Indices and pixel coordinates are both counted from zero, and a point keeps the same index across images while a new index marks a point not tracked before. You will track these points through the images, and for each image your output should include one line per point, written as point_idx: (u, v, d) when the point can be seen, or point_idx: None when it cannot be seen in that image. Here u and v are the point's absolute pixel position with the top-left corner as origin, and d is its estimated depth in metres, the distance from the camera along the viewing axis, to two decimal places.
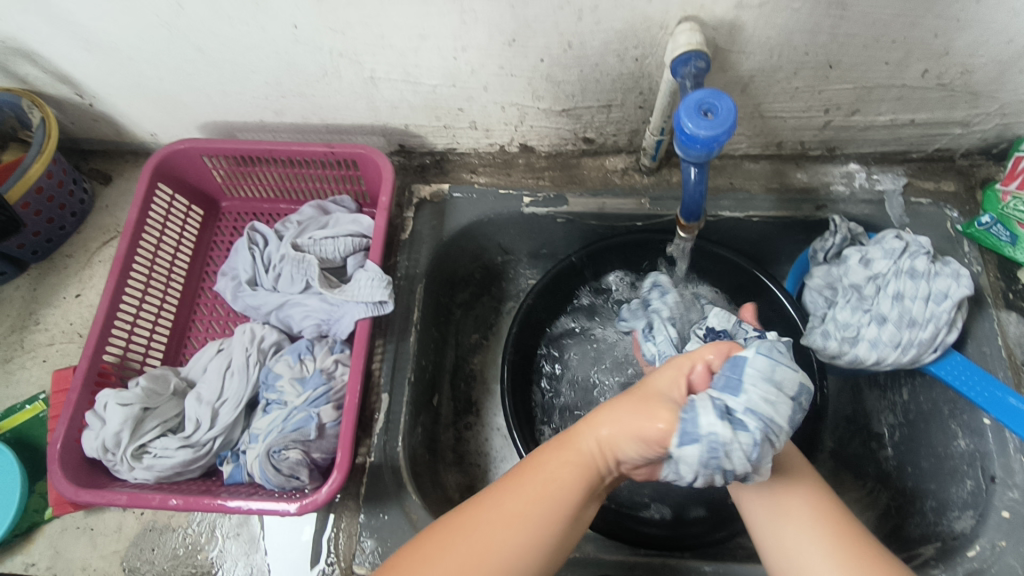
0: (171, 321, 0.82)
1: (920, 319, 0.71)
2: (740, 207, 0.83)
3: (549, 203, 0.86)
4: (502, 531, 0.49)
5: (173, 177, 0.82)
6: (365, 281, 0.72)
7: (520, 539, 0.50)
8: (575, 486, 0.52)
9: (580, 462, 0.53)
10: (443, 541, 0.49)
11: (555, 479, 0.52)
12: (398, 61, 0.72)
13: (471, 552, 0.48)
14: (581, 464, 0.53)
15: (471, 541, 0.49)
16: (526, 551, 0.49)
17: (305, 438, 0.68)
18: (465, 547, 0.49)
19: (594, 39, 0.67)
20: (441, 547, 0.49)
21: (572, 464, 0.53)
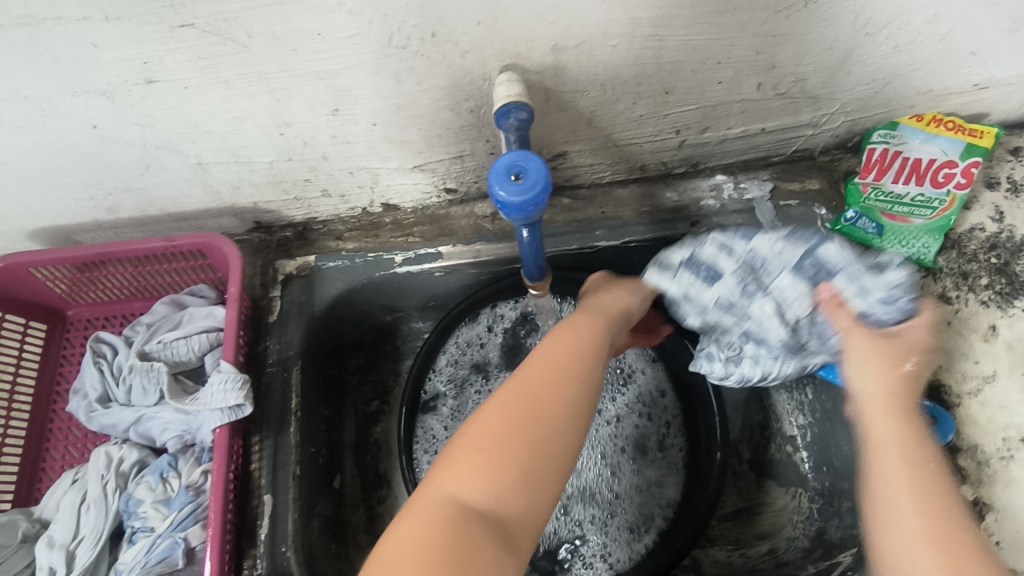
0: (19, 456, 0.74)
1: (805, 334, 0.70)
2: (615, 235, 0.82)
3: (420, 260, 0.83)
4: (537, 388, 0.54)
5: (0, 297, 0.74)
6: (218, 384, 0.66)
7: (559, 392, 0.54)
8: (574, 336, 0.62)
9: (579, 332, 0.62)
10: (493, 415, 0.51)
11: (561, 348, 0.59)
12: (221, 145, 0.67)
13: (517, 413, 0.51)
14: (585, 334, 0.62)
15: (512, 402, 0.52)
16: (567, 427, 0.52)
17: (172, 569, 0.62)
18: (505, 411, 0.51)
19: (421, 98, 0.64)
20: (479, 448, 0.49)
21: (579, 335, 0.62)
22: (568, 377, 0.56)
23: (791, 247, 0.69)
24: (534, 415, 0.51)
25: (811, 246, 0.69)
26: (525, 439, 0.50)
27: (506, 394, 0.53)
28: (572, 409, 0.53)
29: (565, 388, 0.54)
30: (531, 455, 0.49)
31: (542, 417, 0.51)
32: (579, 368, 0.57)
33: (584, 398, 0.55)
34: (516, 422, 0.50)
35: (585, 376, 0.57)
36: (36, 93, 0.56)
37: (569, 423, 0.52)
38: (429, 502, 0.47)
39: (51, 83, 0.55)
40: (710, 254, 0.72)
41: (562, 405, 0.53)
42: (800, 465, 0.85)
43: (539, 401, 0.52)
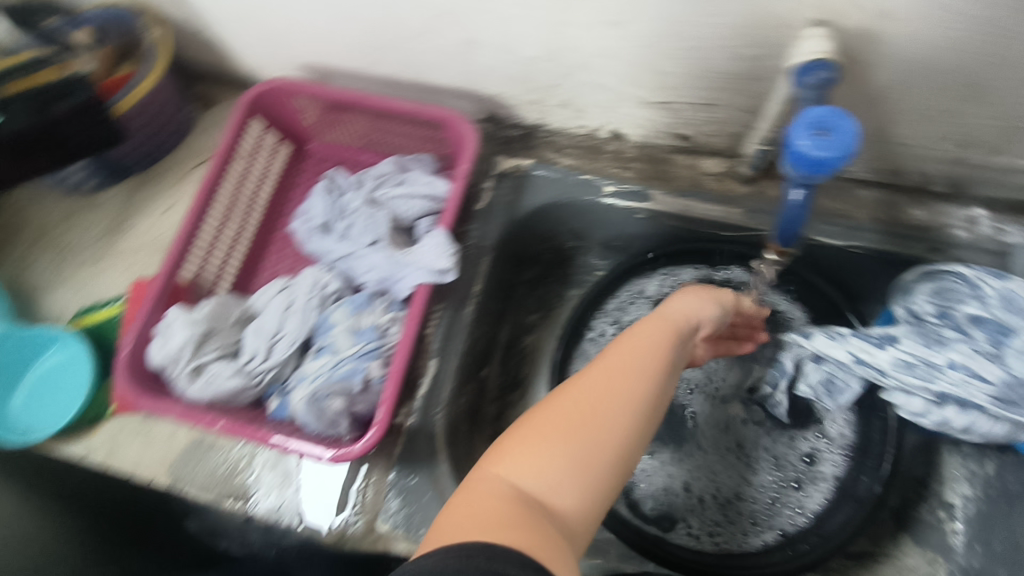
0: (246, 251, 0.85)
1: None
2: (846, 236, 0.76)
3: (630, 197, 0.82)
4: (594, 379, 0.49)
5: (268, 113, 0.84)
6: (432, 246, 0.71)
7: (628, 386, 0.48)
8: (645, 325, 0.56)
9: (653, 324, 0.56)
10: (550, 414, 0.48)
11: (626, 345, 0.52)
12: (498, 28, 0.69)
13: (569, 411, 0.47)
14: (658, 329, 0.56)
15: (574, 403, 0.48)
16: (634, 433, 0.47)
17: (349, 391, 0.69)
18: (559, 409, 0.47)
19: (710, 32, 0.62)
20: (545, 440, 0.46)
21: (656, 331, 0.55)
22: (639, 368, 0.50)
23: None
24: (585, 411, 0.46)
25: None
26: (580, 437, 0.45)
27: (562, 395, 0.48)
28: (636, 398, 0.48)
29: (641, 378, 0.49)
30: (585, 445, 0.45)
31: (599, 412, 0.46)
32: (646, 360, 0.51)
33: (657, 389, 0.50)
34: (569, 420, 0.46)
35: (664, 368, 0.51)
36: None
37: (632, 412, 0.47)
38: (497, 492, 0.44)
39: None
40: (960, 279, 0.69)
41: (620, 404, 0.47)
42: (947, 536, 0.80)
43: (589, 395, 0.47)
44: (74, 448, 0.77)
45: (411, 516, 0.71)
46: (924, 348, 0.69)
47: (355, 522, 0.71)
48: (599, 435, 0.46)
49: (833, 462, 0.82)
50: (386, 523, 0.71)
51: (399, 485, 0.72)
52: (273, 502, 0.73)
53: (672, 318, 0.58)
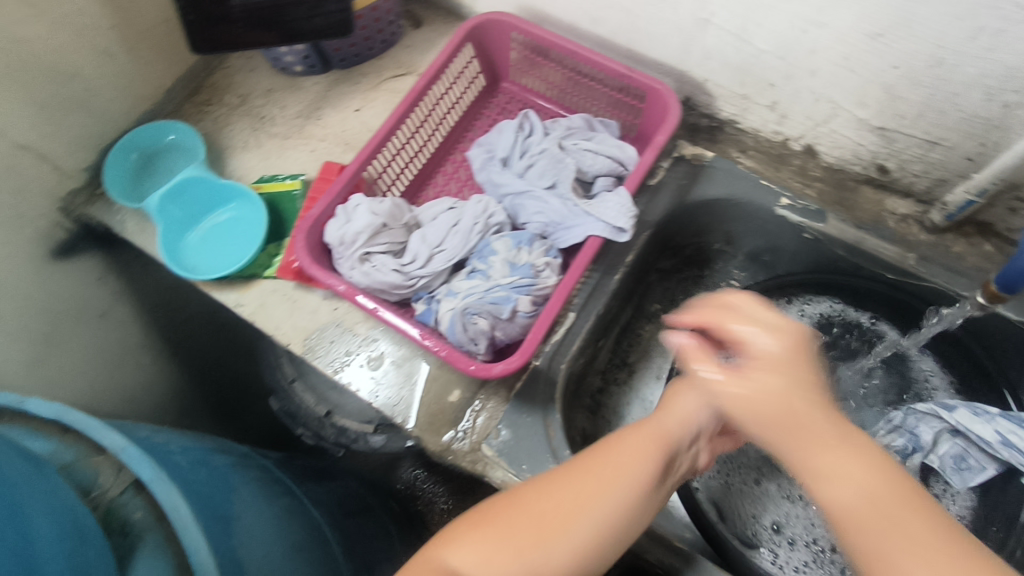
0: (421, 165, 0.88)
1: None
2: (1021, 310, 0.73)
3: (808, 215, 0.82)
4: (840, 449, 0.47)
5: (480, 42, 0.88)
6: (614, 204, 0.73)
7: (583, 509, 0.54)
8: (734, 335, 0.54)
9: (644, 436, 0.59)
10: (528, 506, 0.55)
11: (754, 360, 0.52)
12: (744, 13, 0.69)
13: (852, 513, 0.45)
14: (648, 441, 0.59)
15: (538, 509, 0.54)
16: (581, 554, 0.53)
17: (497, 315, 0.72)
18: (820, 494, 0.46)
19: (971, 66, 0.60)
20: (499, 531, 0.53)
21: (650, 442, 0.59)
22: (801, 395, 0.49)
23: None
24: (885, 522, 0.44)
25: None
26: (893, 550, 0.43)
27: (780, 448, 0.49)
28: (898, 486, 0.45)
29: (828, 443, 0.47)
30: (922, 567, 0.42)
31: (887, 514, 0.44)
32: (800, 387, 0.49)
33: (869, 450, 0.47)
34: (848, 519, 0.45)
35: (822, 414, 0.48)
36: None
37: (916, 509, 0.44)
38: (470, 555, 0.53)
39: None
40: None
41: (851, 483, 0.46)
42: None
43: (846, 475, 0.46)
44: (227, 297, 0.83)
45: (516, 449, 0.73)
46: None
47: (462, 439, 0.74)
48: (889, 538, 0.43)
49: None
50: (490, 448, 0.74)
51: (511, 418, 0.75)
52: (393, 397, 0.77)
53: (669, 426, 0.60)
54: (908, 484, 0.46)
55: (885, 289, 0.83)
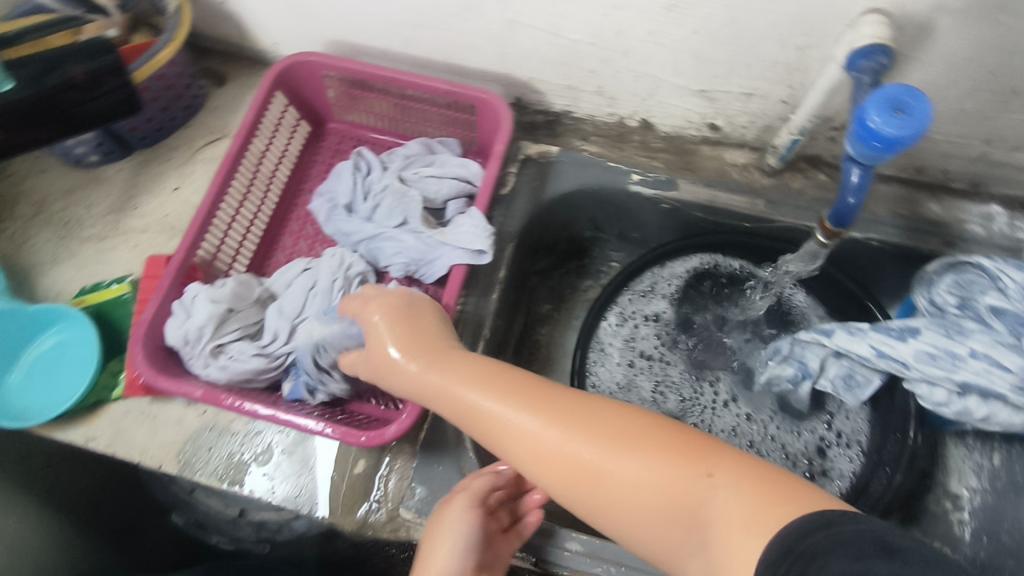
0: (263, 231, 0.81)
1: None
2: (862, 228, 0.78)
3: (657, 185, 0.83)
4: (602, 448, 0.48)
5: (291, 88, 0.81)
6: (468, 226, 0.70)
7: None
8: (488, 372, 0.55)
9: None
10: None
11: (492, 395, 0.53)
12: (545, 9, 0.68)
13: (624, 490, 0.47)
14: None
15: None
16: None
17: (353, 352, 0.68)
18: (610, 492, 0.47)
19: (761, 19, 0.62)
20: None
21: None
22: (552, 416, 0.50)
23: None
24: (599, 426, 0.49)
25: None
26: (652, 490, 0.46)
27: (541, 473, 0.50)
28: (634, 430, 0.48)
29: (585, 423, 0.49)
30: (673, 470, 0.45)
31: (631, 452, 0.47)
32: (565, 401, 0.51)
33: (607, 416, 0.50)
34: (619, 494, 0.47)
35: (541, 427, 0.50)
36: None
37: (664, 433, 0.48)
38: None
39: None
40: (989, 269, 0.69)
41: (583, 452, 0.48)
42: (954, 525, 0.82)
43: (592, 455, 0.48)
44: (72, 435, 0.72)
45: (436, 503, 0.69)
46: (946, 338, 0.69)
47: (378, 510, 0.69)
48: (644, 468, 0.46)
49: (844, 465, 0.84)
50: (410, 510, 0.69)
51: (423, 472, 0.71)
52: (291, 488, 0.69)
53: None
54: (648, 420, 0.49)
55: (751, 240, 0.85)
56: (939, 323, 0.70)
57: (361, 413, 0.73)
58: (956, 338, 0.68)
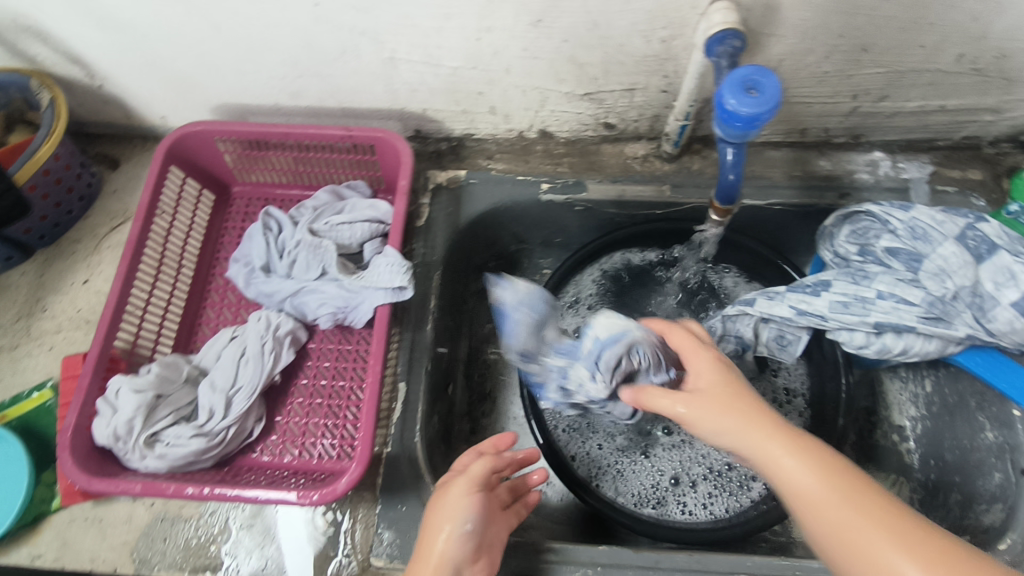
0: (182, 308, 0.80)
1: (960, 307, 0.69)
2: (762, 195, 0.82)
3: (567, 190, 0.84)
4: (838, 505, 0.45)
5: (186, 160, 0.80)
6: (384, 266, 0.70)
7: None
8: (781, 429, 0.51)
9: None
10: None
11: (726, 417, 0.52)
12: (419, 42, 0.70)
13: (831, 522, 0.45)
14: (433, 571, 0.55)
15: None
16: None
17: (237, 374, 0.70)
18: (832, 521, 0.45)
19: (622, 19, 0.65)
20: None
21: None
22: (834, 483, 0.47)
23: (948, 219, 0.72)
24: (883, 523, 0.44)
25: (970, 221, 0.71)
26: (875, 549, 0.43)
27: (818, 516, 0.46)
28: (894, 515, 0.45)
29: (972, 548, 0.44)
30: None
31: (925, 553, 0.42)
32: (875, 497, 0.46)
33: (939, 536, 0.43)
34: (835, 534, 0.45)
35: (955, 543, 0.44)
36: None
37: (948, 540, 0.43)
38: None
39: None
40: (876, 214, 0.75)
41: (813, 483, 0.47)
42: (904, 456, 0.86)
43: (840, 512, 0.45)
44: (17, 556, 0.69)
45: (406, 544, 0.67)
46: (854, 285, 0.74)
47: (348, 564, 0.67)
48: (907, 567, 0.42)
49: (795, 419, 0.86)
50: (381, 558, 0.67)
51: (388, 516, 0.69)
52: (256, 562, 0.68)
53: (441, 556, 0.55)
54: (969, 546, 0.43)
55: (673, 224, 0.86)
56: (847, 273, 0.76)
57: (315, 470, 0.71)
58: (862, 285, 0.74)
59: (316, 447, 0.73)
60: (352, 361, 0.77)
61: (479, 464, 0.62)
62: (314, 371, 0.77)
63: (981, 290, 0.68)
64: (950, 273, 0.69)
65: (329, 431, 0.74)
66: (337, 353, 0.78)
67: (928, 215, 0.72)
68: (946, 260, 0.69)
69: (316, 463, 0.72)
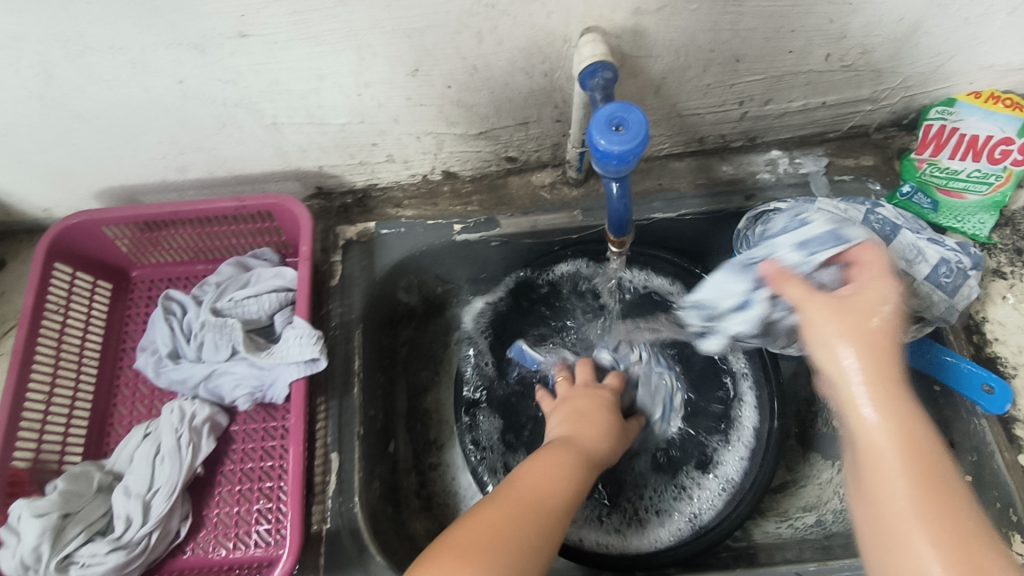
0: (88, 410, 0.75)
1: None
2: (671, 207, 0.82)
3: (480, 228, 0.83)
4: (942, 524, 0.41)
5: (72, 254, 0.76)
6: (294, 338, 0.68)
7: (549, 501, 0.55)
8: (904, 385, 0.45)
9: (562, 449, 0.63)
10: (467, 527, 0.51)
11: (874, 362, 0.45)
12: (299, 105, 0.68)
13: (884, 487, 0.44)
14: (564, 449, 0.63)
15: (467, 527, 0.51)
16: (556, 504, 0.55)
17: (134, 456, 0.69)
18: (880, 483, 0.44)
19: (498, 60, 0.65)
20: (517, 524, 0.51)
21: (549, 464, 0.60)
22: (914, 449, 0.44)
23: (854, 209, 0.75)
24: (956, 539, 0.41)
25: (869, 207, 0.75)
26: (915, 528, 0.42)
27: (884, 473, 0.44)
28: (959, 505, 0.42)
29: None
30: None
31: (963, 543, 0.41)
32: (950, 480, 0.43)
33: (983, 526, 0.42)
34: (885, 505, 0.43)
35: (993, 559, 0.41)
36: (131, 45, 0.58)
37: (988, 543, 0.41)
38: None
39: (146, 34, 0.57)
40: (786, 208, 0.75)
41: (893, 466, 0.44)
42: None
43: (896, 479, 0.43)
44: None
45: None
46: None
47: None
48: (922, 528, 0.41)
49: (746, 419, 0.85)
50: None
51: None
52: None
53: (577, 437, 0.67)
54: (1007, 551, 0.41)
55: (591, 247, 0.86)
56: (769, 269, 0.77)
57: (251, 561, 0.68)
58: None
59: (250, 536, 0.69)
60: (278, 437, 0.74)
61: (605, 387, 0.80)
62: (240, 455, 0.73)
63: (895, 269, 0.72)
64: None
65: (262, 516, 0.70)
66: (262, 432, 0.74)
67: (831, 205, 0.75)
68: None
69: (252, 553, 0.69)
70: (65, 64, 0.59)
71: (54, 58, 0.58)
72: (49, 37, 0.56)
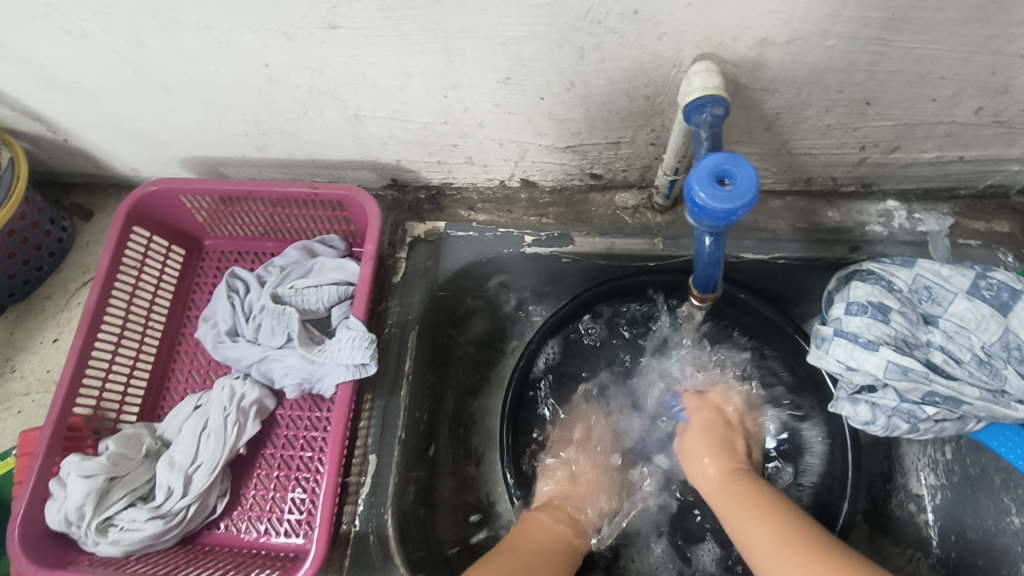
0: (148, 372, 0.77)
1: (952, 385, 0.63)
2: (764, 249, 0.74)
3: (552, 243, 0.78)
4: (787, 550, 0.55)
5: (151, 219, 0.77)
6: (347, 341, 0.68)
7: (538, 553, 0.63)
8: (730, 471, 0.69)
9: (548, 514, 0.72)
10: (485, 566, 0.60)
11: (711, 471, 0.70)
12: (383, 99, 0.66)
13: (751, 527, 0.59)
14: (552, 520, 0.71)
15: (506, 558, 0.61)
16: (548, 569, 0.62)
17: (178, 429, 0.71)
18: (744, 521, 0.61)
19: (597, 78, 0.60)
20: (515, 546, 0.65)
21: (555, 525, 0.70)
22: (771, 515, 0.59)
23: (958, 273, 0.66)
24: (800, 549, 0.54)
25: (979, 271, 0.65)
26: (789, 565, 0.53)
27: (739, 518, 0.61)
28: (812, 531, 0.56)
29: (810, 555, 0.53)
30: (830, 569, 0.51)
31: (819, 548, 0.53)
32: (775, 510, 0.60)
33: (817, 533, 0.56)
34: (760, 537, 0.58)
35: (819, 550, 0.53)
36: (220, 25, 0.56)
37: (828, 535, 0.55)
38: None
39: (236, 16, 0.55)
40: (875, 271, 0.69)
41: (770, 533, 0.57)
42: (922, 529, 0.77)
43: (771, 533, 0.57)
44: None
45: None
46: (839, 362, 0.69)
47: None
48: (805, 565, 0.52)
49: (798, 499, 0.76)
50: None
51: None
52: None
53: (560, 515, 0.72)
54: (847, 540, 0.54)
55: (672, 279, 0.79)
56: (834, 328, 0.67)
57: (277, 549, 0.68)
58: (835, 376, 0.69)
59: (281, 524, 0.70)
60: (320, 429, 0.73)
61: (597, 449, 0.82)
62: (283, 441, 0.73)
63: (1016, 341, 0.63)
64: (972, 331, 0.64)
65: (295, 507, 0.70)
66: (306, 421, 0.74)
67: (851, 330, 0.66)
68: (962, 319, 0.65)
69: (279, 541, 0.69)
70: (155, 36, 0.59)
71: (147, 28, 0.58)
72: (143, 8, 0.55)
